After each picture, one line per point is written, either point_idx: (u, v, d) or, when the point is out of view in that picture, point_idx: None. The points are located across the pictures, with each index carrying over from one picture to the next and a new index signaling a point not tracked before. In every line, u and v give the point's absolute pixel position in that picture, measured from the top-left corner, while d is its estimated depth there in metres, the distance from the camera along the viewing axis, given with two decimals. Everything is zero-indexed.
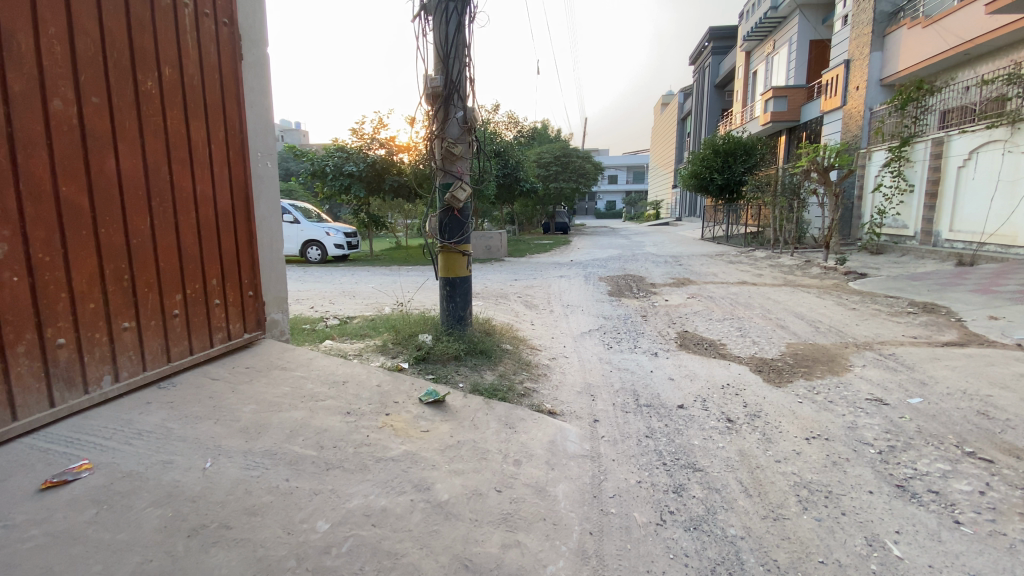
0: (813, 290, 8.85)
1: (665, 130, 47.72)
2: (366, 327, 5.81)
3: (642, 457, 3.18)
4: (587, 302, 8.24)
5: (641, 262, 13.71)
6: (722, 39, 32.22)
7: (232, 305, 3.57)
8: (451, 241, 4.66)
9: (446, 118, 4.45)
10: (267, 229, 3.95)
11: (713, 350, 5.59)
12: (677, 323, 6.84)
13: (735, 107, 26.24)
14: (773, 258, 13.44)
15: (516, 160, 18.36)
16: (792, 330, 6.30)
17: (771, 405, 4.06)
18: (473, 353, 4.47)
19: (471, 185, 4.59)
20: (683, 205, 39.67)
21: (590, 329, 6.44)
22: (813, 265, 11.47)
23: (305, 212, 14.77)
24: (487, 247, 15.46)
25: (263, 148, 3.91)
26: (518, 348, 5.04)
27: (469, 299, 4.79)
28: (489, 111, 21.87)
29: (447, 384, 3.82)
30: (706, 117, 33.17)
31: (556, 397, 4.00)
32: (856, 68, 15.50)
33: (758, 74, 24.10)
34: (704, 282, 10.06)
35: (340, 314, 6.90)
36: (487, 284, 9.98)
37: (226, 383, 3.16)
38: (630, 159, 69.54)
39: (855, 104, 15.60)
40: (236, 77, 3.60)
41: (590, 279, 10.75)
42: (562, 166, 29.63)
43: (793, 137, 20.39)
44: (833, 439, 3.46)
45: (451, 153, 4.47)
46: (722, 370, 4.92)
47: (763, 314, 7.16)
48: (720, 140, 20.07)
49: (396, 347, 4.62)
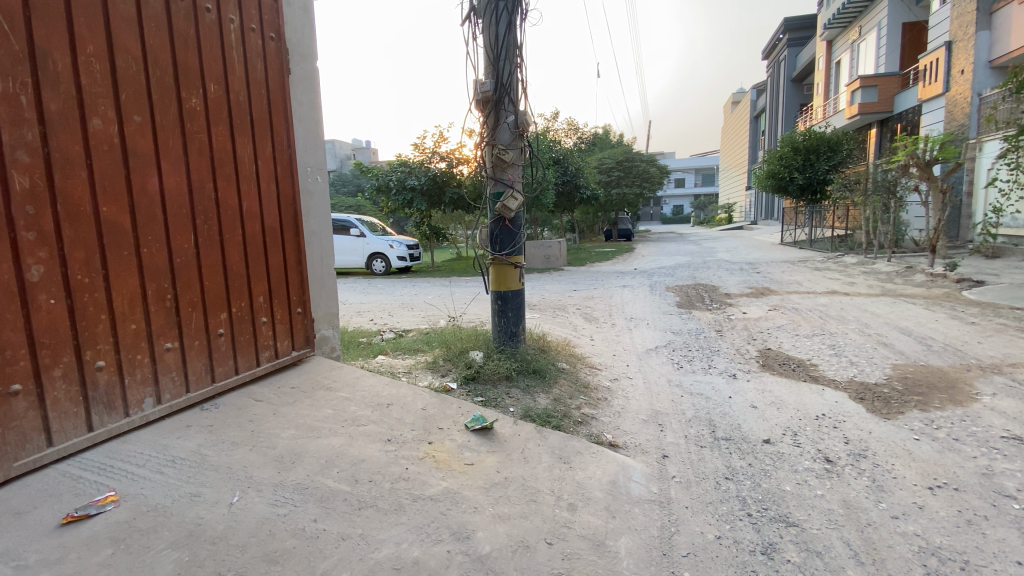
0: (919, 300, 7.74)
1: (735, 130, 45.34)
2: (419, 342, 5.65)
3: (722, 505, 2.71)
4: (654, 314, 7.69)
5: (712, 270, 12.81)
6: (798, 30, 30.07)
7: (280, 323, 3.50)
8: (502, 253, 4.40)
9: (496, 123, 4.20)
10: (316, 244, 3.88)
11: (802, 373, 4.90)
12: (757, 339, 6.15)
13: (816, 101, 24.29)
14: (866, 264, 12.09)
15: (576, 167, 17.97)
16: (897, 349, 5.43)
17: (878, 442, 3.40)
18: (526, 373, 4.15)
19: (523, 193, 4.31)
20: (758, 207, 37.31)
21: (657, 345, 5.92)
22: (916, 271, 10.12)
23: (371, 226, 15.19)
24: (548, 256, 15.17)
25: (312, 163, 3.85)
26: (576, 367, 4.65)
27: (522, 314, 4.49)
28: (549, 119, 21.65)
29: (497, 409, 3.52)
30: (782, 113, 31.01)
31: (619, 427, 3.58)
32: (959, 51, 13.75)
33: (841, 64, 22.16)
34: (785, 292, 9.15)
35: (397, 327, 6.84)
36: (547, 295, 9.67)
37: (269, 405, 3.05)
38: (697, 162, 66.73)
39: (960, 90, 13.77)
40: (285, 90, 3.55)
41: (657, 289, 10.13)
42: (625, 172, 28.79)
43: (886, 130, 18.44)
44: (964, 489, 2.79)
45: (501, 160, 4.22)
46: (813, 396, 4.26)
47: (858, 329, 6.28)
48: (799, 137, 18.58)
49: (446, 366, 4.40)
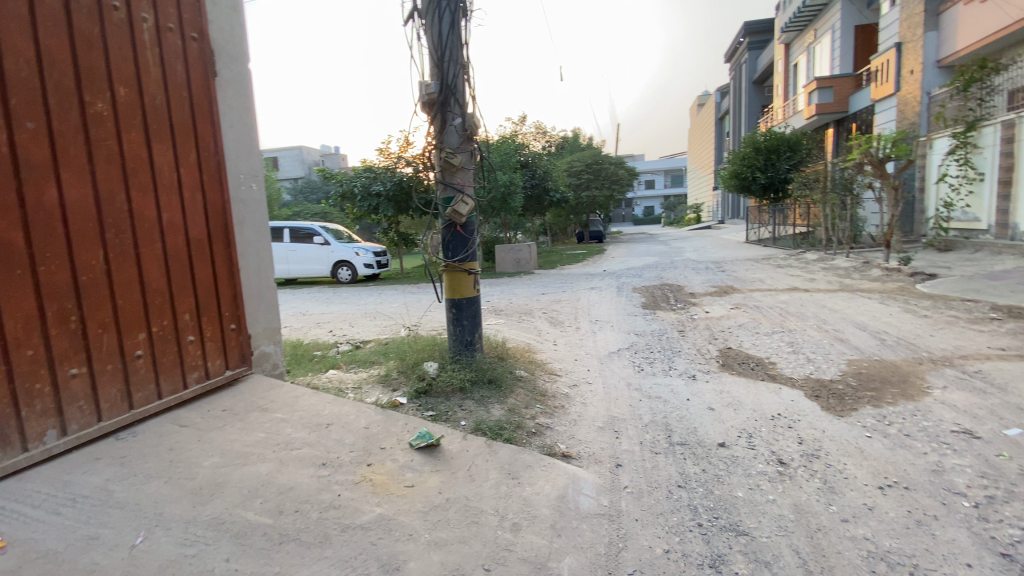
0: (875, 295, 7.91)
1: (701, 132, 46.26)
2: (375, 354, 5.44)
3: (673, 516, 2.62)
4: (619, 316, 7.65)
5: (679, 270, 12.92)
6: (758, 34, 30.85)
7: (210, 341, 3.27)
8: (455, 259, 4.24)
9: (443, 126, 4.06)
10: (252, 256, 3.67)
11: (760, 372, 4.90)
12: (719, 338, 6.17)
13: (776, 103, 24.93)
14: (826, 260, 12.38)
15: (544, 170, 17.94)
16: (852, 345, 5.50)
17: (831, 442, 3.39)
18: (482, 383, 4.00)
19: (474, 198, 4.17)
20: (725, 206, 38.07)
21: (620, 348, 5.85)
22: (873, 266, 10.39)
23: (336, 234, 14.84)
24: (517, 260, 15.08)
25: (245, 171, 3.65)
26: (535, 374, 4.52)
27: (478, 322, 4.36)
28: (516, 122, 21.61)
29: (446, 424, 3.36)
30: (745, 114, 31.76)
31: (574, 436, 3.47)
32: (909, 51, 14.28)
33: (799, 66, 22.79)
34: (748, 290, 9.25)
35: (355, 338, 6.60)
36: (514, 300, 9.53)
37: (194, 430, 2.84)
38: (667, 163, 67.84)
39: (910, 89, 14.30)
40: (210, 93, 3.35)
41: (624, 291, 10.13)
42: (595, 174, 28.99)
43: (842, 130, 19.02)
44: (914, 488, 2.78)
45: (450, 164, 4.08)
46: (770, 396, 4.24)
47: (816, 325, 6.36)
48: (760, 137, 19.00)
49: (398, 380, 4.22)
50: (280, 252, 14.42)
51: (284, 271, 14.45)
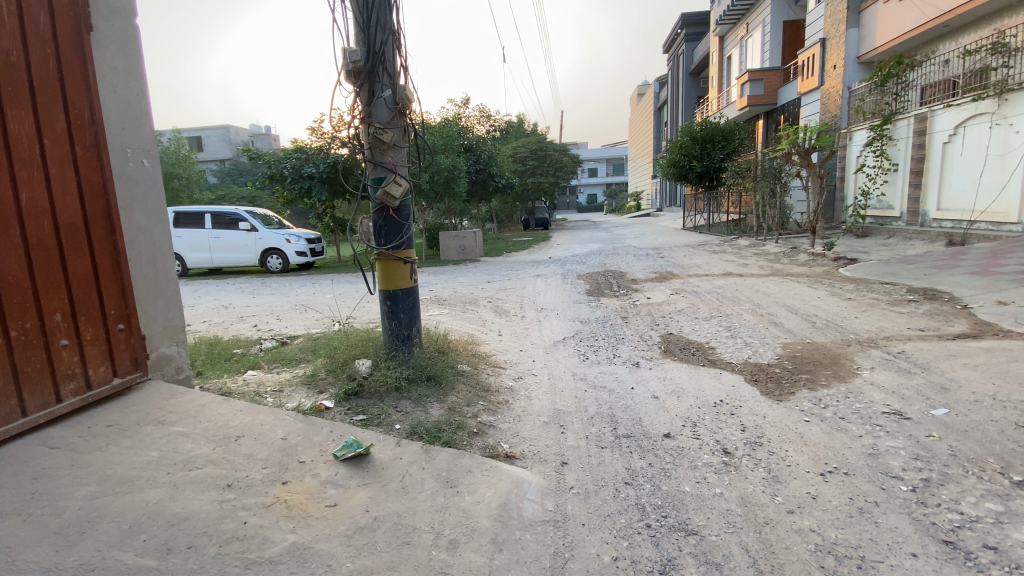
0: (804, 279, 8.27)
1: (641, 121, 47.34)
2: (302, 351, 4.97)
3: (621, 517, 2.48)
4: (563, 304, 7.53)
5: (621, 256, 13.05)
6: (694, 26, 31.72)
7: (90, 344, 2.76)
8: (388, 247, 3.89)
9: (371, 98, 3.66)
10: (144, 244, 3.17)
11: (702, 357, 4.91)
12: (661, 324, 6.18)
13: (711, 93, 25.78)
14: (758, 246, 12.91)
15: (488, 155, 17.55)
16: (786, 328, 5.67)
17: (772, 427, 3.40)
18: (419, 381, 3.70)
19: (408, 179, 3.82)
20: (663, 194, 39.28)
21: (565, 337, 5.71)
22: (800, 251, 10.92)
23: (264, 219, 13.81)
24: (462, 247, 14.73)
25: (134, 145, 3.12)
26: (478, 368, 4.25)
27: (415, 315, 4.04)
28: (458, 105, 21.01)
29: (379, 429, 3.06)
30: (682, 104, 32.73)
31: (518, 433, 3.26)
32: (832, 47, 15.08)
33: (732, 58, 23.62)
34: (687, 275, 9.44)
35: (282, 333, 6.06)
36: (457, 288, 9.21)
37: (69, 452, 2.37)
38: (608, 151, 69.05)
39: (833, 83, 15.11)
40: (85, 49, 2.79)
41: (568, 278, 10.05)
42: (539, 160, 28.92)
43: (771, 121, 19.92)
44: (854, 473, 2.81)
45: (380, 140, 3.69)
46: (711, 382, 4.24)
47: (752, 309, 6.52)
48: (697, 126, 19.55)
49: (325, 381, 3.83)
50: (201, 239, 13.25)
51: (206, 260, 13.30)
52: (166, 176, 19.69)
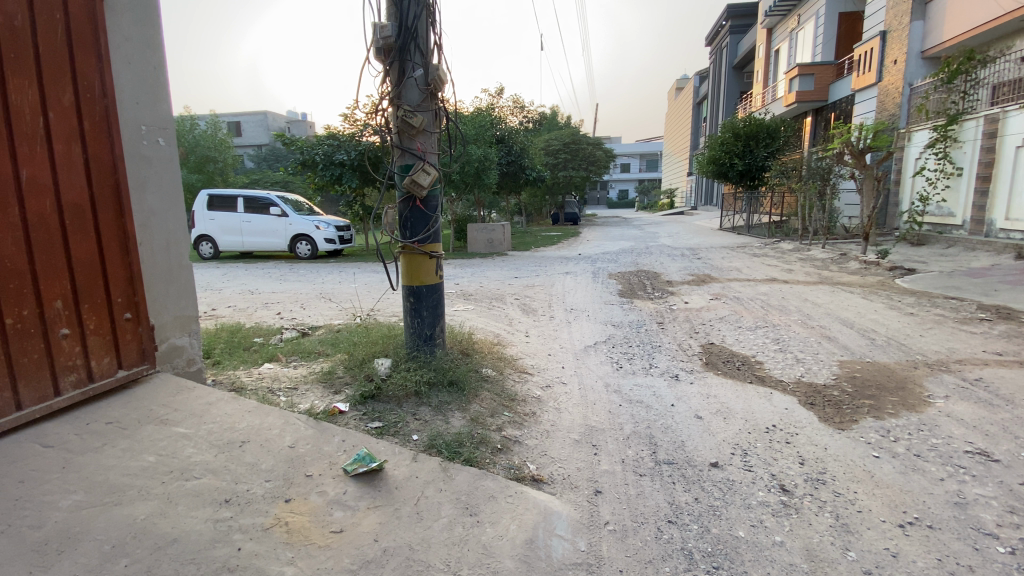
0: (856, 289, 7.67)
1: (678, 117, 46.06)
2: (322, 345, 4.76)
3: (664, 564, 2.16)
4: (594, 305, 7.17)
5: (655, 256, 12.55)
6: (740, 18, 30.46)
7: (93, 335, 2.57)
8: (414, 240, 3.61)
9: (401, 79, 3.38)
10: (156, 228, 2.98)
11: (748, 373, 4.48)
12: (701, 333, 5.75)
13: (755, 89, 24.70)
14: (802, 251, 12.20)
15: (521, 147, 17.18)
16: (841, 344, 5.17)
17: (834, 462, 3.00)
18: (441, 386, 3.43)
19: (438, 167, 3.53)
20: (699, 193, 38.11)
21: (597, 342, 5.36)
22: (850, 259, 10.22)
23: (296, 205, 13.81)
24: (489, 240, 14.47)
25: (149, 122, 2.93)
26: (503, 373, 3.95)
27: (439, 314, 3.77)
28: (492, 95, 20.66)
29: (395, 440, 2.80)
30: (723, 100, 31.57)
31: (546, 452, 2.96)
32: (893, 40, 14.09)
33: (780, 53, 22.53)
34: (727, 279, 8.93)
35: (304, 323, 5.89)
36: (483, 283, 8.95)
37: (61, 452, 2.17)
38: (643, 147, 67.56)
39: (892, 80, 14.12)
40: (97, 16, 2.59)
41: (599, 277, 9.65)
42: (572, 154, 28.39)
43: (820, 119, 18.89)
44: (939, 527, 2.40)
45: (409, 125, 3.40)
46: (760, 403, 3.83)
47: (801, 321, 6.02)
48: (740, 123, 18.72)
49: (342, 381, 3.59)
50: (234, 222, 13.38)
51: (237, 244, 13.42)
52: (203, 159, 20.04)
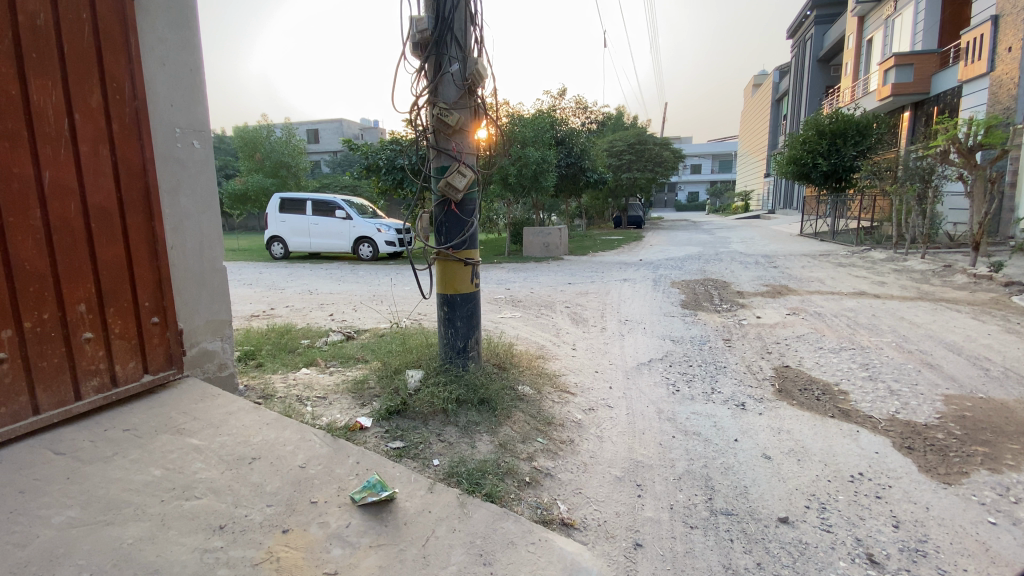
0: (965, 307, 6.61)
1: (755, 115, 43.41)
2: (363, 350, 4.66)
3: None
4: (653, 316, 6.66)
5: (724, 263, 11.66)
6: (827, 7, 28.13)
7: (119, 338, 2.57)
8: (448, 246, 3.39)
9: (437, 75, 3.17)
10: (188, 230, 2.99)
11: (830, 405, 3.86)
12: (774, 353, 5.12)
13: (844, 83, 22.62)
14: (896, 260, 10.88)
15: (581, 148, 16.75)
16: (946, 374, 4.38)
17: (940, 527, 2.42)
18: (473, 403, 3.17)
19: (475, 168, 3.29)
20: (777, 195, 35.61)
21: (652, 359, 4.90)
22: (956, 271, 8.93)
23: (360, 209, 14.19)
24: (546, 244, 14.17)
25: (183, 124, 2.95)
26: (542, 392, 3.63)
27: (475, 324, 3.52)
28: (554, 97, 20.32)
29: (414, 464, 2.57)
30: (806, 95, 29.28)
31: (581, 489, 2.62)
32: (1007, 25, 12.26)
33: (873, 42, 20.48)
34: (805, 291, 8.06)
35: (352, 326, 5.87)
36: (536, 289, 8.66)
37: (70, 460, 2.15)
38: (715, 147, 64.38)
39: (1006, 69, 12.29)
40: (128, 18, 2.62)
41: (660, 285, 9.06)
42: (637, 155, 27.44)
43: (920, 114, 16.86)
44: None
45: (445, 123, 3.18)
46: (844, 443, 3.24)
47: (894, 343, 5.22)
48: (825, 119, 17.17)
49: (371, 391, 3.42)
50: (302, 224, 13.99)
51: (305, 245, 14.03)
52: (278, 164, 21.22)
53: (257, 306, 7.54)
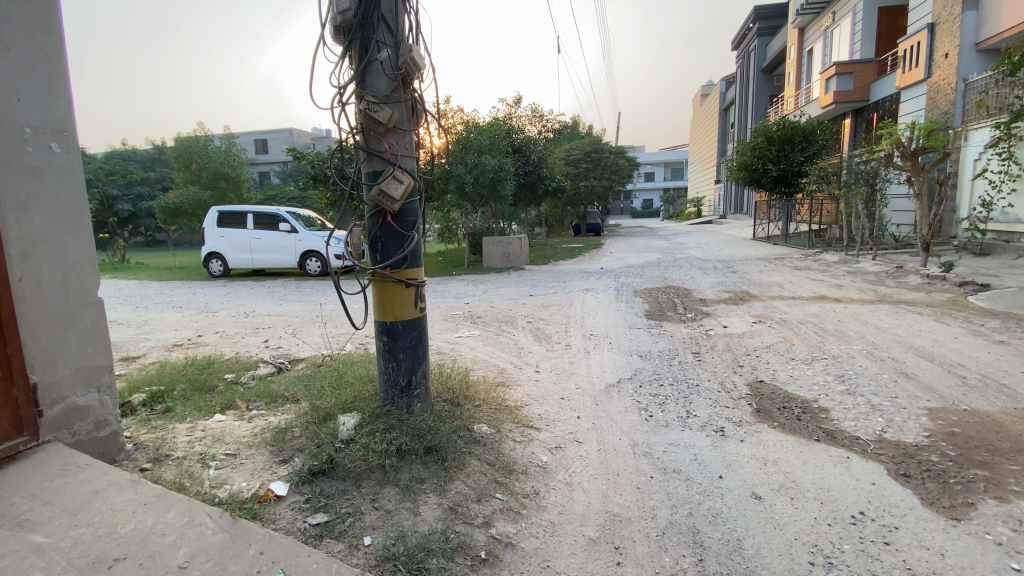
0: (924, 309, 6.61)
1: (704, 123, 44.81)
2: (295, 386, 4.02)
3: None
4: (618, 329, 6.31)
5: (684, 270, 11.57)
6: (768, 19, 29.31)
7: None
8: (385, 265, 2.86)
9: (364, 63, 2.66)
10: (45, 257, 2.34)
11: (813, 426, 3.55)
12: (746, 367, 4.84)
13: (788, 92, 23.48)
14: (849, 263, 11.07)
15: (539, 156, 16.49)
16: (923, 384, 4.19)
17: None
18: (418, 454, 2.66)
19: (414, 173, 2.79)
20: (729, 201, 36.68)
21: (621, 379, 4.51)
22: (909, 272, 9.08)
23: (307, 221, 13.30)
24: (506, 255, 13.76)
25: (36, 122, 2.32)
26: (501, 430, 3.15)
27: (420, 356, 3.01)
28: (510, 104, 20.03)
29: (338, 549, 2.03)
30: (753, 104, 30.32)
31: (549, 561, 2.15)
32: (943, 33, 12.89)
33: (813, 53, 21.35)
34: (768, 297, 7.97)
35: (288, 355, 5.21)
36: (495, 302, 8.20)
37: None
38: (667, 155, 66.18)
39: (944, 75, 12.93)
40: None
41: (622, 294, 8.78)
42: (593, 163, 27.53)
43: (861, 120, 17.58)
44: None
45: (375, 120, 2.67)
46: (836, 474, 2.92)
47: (865, 351, 5.05)
48: (773, 126, 17.62)
49: (295, 442, 2.84)
50: (243, 239, 13.03)
51: (247, 261, 13.06)
52: (217, 175, 19.90)
53: (182, 333, 6.72)
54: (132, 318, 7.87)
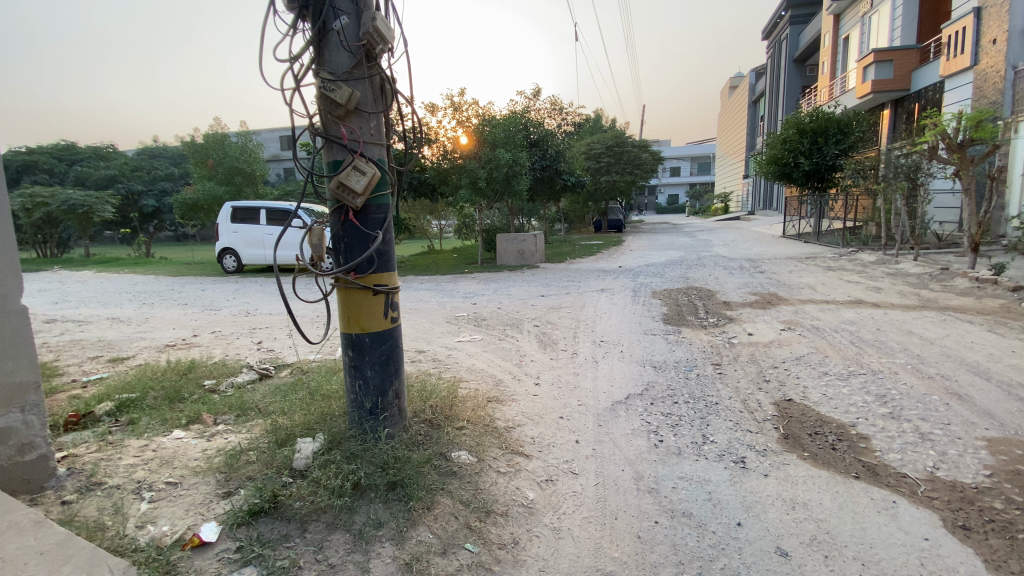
0: (976, 317, 5.93)
1: (732, 116, 43.39)
2: (270, 396, 3.69)
3: None
4: (632, 335, 5.84)
5: (707, 269, 10.94)
6: (801, 7, 27.98)
7: None
8: (348, 270, 2.48)
9: (320, 34, 2.30)
10: None
11: (850, 458, 3.05)
12: (773, 383, 4.32)
13: (822, 81, 22.29)
14: (888, 263, 10.29)
15: (556, 150, 15.96)
16: (980, 409, 3.61)
17: None
18: (378, 491, 2.28)
19: (378, 163, 2.41)
20: (758, 196, 35.43)
21: (631, 395, 4.05)
22: (955, 275, 8.32)
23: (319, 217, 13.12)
24: (521, 252, 13.36)
25: None
26: (484, 458, 2.75)
27: (390, 372, 2.63)
28: (528, 97, 19.49)
29: None
30: (783, 95, 29.06)
31: None
32: (990, 16, 11.90)
33: (850, 40, 20.17)
34: (797, 300, 7.35)
35: (275, 359, 4.93)
36: (504, 303, 7.80)
37: None
38: (693, 149, 64.50)
39: (991, 62, 11.92)
40: None
41: (639, 295, 8.25)
42: (615, 157, 26.77)
43: (901, 111, 16.50)
44: None
45: (333, 100, 2.29)
46: (880, 524, 2.43)
47: (910, 367, 4.46)
48: (806, 117, 16.70)
49: (246, 470, 2.49)
50: (255, 235, 12.94)
51: (259, 257, 12.98)
52: (232, 170, 19.92)
53: (177, 333, 6.52)
54: (135, 315, 7.74)
